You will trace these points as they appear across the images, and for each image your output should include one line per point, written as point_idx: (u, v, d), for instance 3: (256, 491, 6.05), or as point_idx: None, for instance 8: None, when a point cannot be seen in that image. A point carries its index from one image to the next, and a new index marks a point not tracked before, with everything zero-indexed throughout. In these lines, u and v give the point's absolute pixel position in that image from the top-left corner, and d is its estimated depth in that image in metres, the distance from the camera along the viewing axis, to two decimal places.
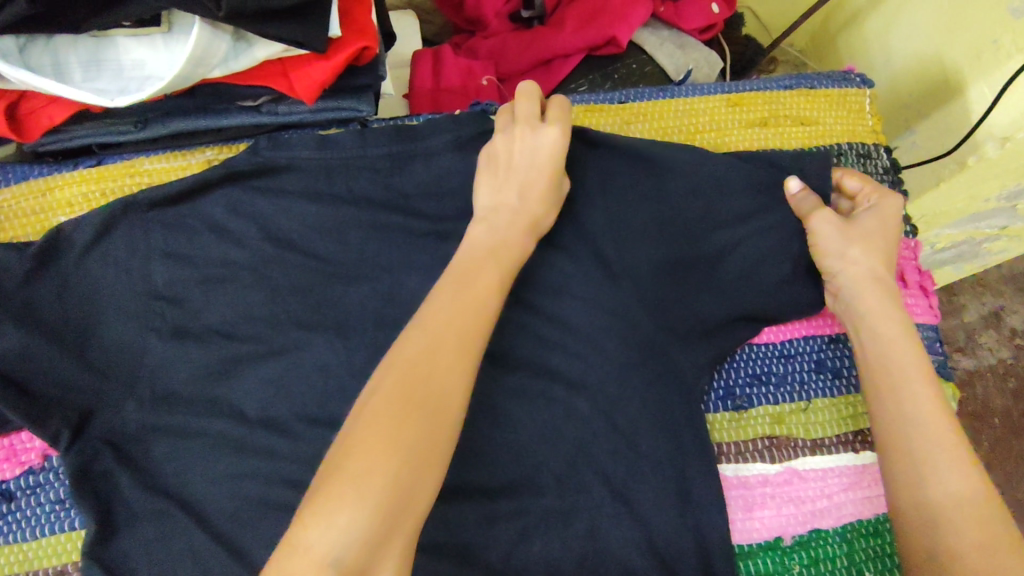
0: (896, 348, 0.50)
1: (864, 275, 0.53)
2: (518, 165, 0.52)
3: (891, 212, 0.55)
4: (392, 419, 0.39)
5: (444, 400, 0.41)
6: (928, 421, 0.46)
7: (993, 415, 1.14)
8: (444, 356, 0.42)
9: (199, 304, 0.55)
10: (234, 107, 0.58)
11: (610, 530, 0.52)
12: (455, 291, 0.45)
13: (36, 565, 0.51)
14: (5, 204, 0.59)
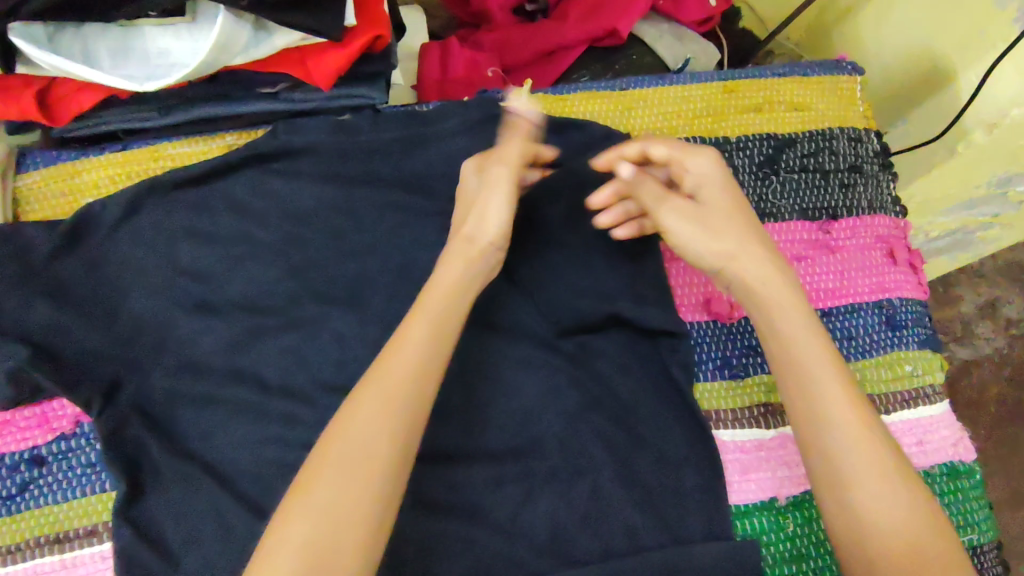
0: (799, 328, 0.47)
1: (758, 259, 0.49)
2: (469, 189, 0.55)
3: (718, 174, 0.52)
4: (318, 491, 0.41)
5: (371, 460, 0.42)
6: (839, 412, 0.44)
7: (989, 402, 1.17)
8: (371, 424, 0.43)
9: (221, 281, 0.58)
10: (253, 95, 0.61)
11: (613, 491, 0.55)
12: (389, 356, 0.46)
13: (68, 525, 0.53)
14: (35, 187, 0.62)
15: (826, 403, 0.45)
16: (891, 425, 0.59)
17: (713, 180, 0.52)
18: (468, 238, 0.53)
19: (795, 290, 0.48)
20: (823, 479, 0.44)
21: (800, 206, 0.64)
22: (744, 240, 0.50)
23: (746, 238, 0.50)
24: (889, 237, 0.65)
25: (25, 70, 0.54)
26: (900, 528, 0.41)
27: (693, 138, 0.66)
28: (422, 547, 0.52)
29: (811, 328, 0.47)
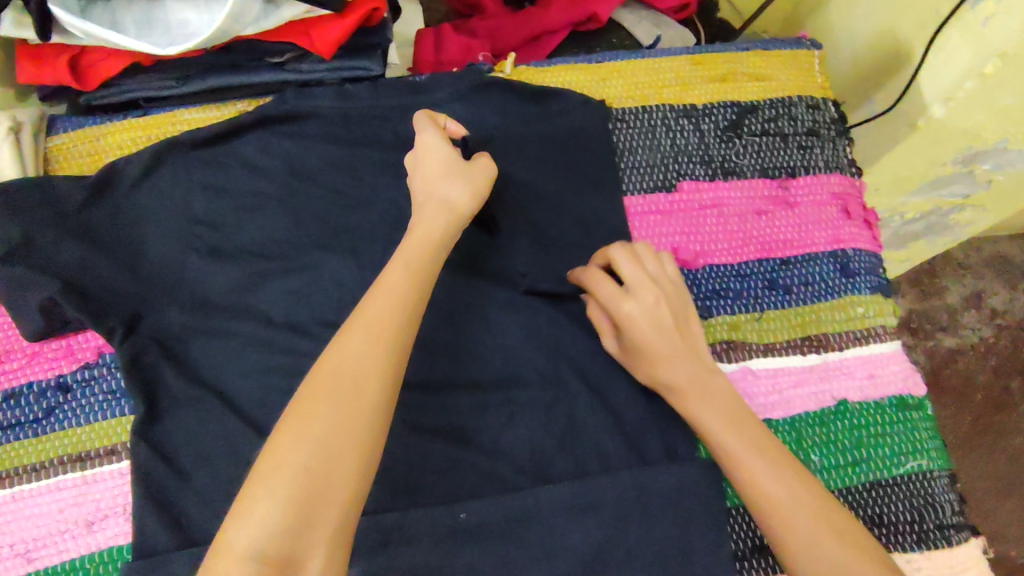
0: (726, 438, 0.53)
1: (677, 377, 0.56)
2: (435, 170, 0.57)
3: (641, 320, 0.56)
4: (311, 419, 0.43)
5: (363, 389, 0.45)
6: (775, 513, 0.49)
7: (975, 389, 1.22)
8: (359, 356, 0.46)
9: (232, 231, 0.64)
10: (263, 65, 0.68)
11: (586, 417, 0.60)
12: (377, 293, 0.50)
13: (89, 446, 0.59)
14: (66, 147, 0.68)
15: (760, 510, 0.50)
16: (844, 360, 0.64)
17: (638, 325, 0.56)
18: (443, 201, 0.56)
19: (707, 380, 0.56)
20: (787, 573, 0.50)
21: (760, 166, 0.70)
22: (669, 377, 0.56)
23: (667, 369, 0.56)
24: (844, 195, 0.70)
25: (59, 39, 0.61)
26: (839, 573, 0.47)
27: (663, 105, 0.71)
28: (412, 464, 0.57)
29: (735, 433, 0.53)
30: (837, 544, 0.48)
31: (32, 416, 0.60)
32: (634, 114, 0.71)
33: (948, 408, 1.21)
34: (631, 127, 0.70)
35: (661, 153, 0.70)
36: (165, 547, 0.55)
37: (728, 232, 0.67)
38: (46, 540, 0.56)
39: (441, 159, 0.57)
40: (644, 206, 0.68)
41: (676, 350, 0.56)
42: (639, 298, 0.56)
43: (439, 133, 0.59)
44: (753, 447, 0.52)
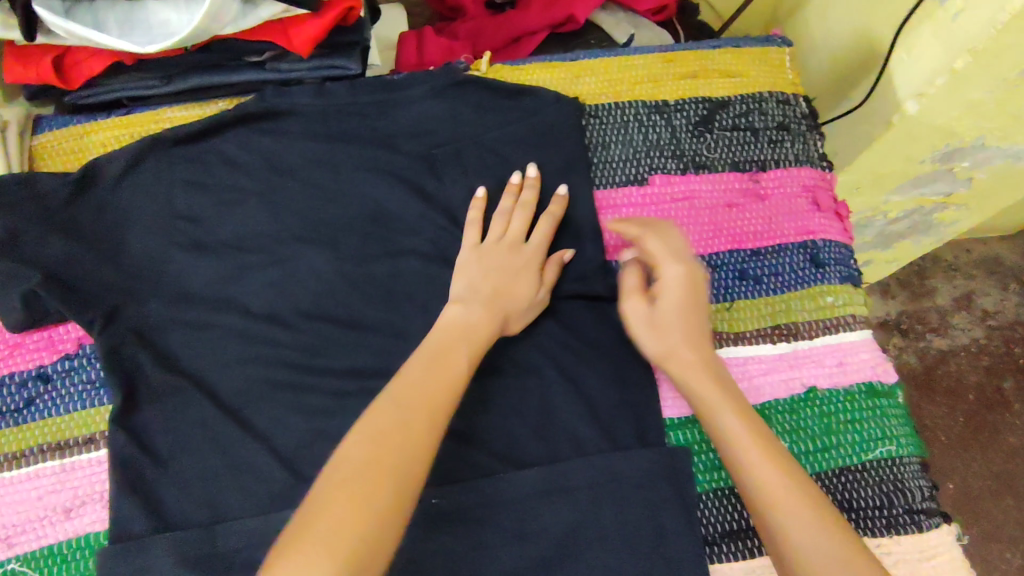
0: (725, 419, 0.55)
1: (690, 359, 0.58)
2: (519, 277, 0.61)
3: (682, 283, 0.59)
4: (370, 483, 0.45)
5: (411, 455, 0.48)
6: (770, 491, 0.50)
7: (967, 389, 1.23)
8: (405, 437, 0.48)
9: (214, 227, 0.66)
10: (243, 65, 0.70)
11: (558, 404, 0.61)
12: (428, 363, 0.53)
13: (69, 434, 0.60)
14: (51, 145, 0.69)
15: (759, 490, 0.51)
16: (813, 348, 0.65)
17: (675, 291, 0.59)
18: (493, 294, 0.60)
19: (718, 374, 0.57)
20: (778, 564, 0.50)
21: (731, 160, 0.71)
22: (686, 350, 0.58)
23: (684, 344, 0.58)
24: (814, 187, 0.71)
25: (43, 41, 0.63)
26: None
27: (636, 101, 0.73)
28: None
29: (734, 410, 0.55)
30: (830, 527, 0.48)
31: (13, 406, 0.61)
32: (607, 110, 0.72)
33: (940, 408, 1.22)
34: (604, 123, 0.72)
35: (633, 148, 0.71)
36: (142, 534, 0.55)
37: (699, 223, 0.68)
38: (24, 526, 0.57)
39: (509, 256, 0.62)
40: (615, 199, 0.69)
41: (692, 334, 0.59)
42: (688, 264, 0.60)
43: (539, 237, 0.64)
44: (748, 428, 0.54)
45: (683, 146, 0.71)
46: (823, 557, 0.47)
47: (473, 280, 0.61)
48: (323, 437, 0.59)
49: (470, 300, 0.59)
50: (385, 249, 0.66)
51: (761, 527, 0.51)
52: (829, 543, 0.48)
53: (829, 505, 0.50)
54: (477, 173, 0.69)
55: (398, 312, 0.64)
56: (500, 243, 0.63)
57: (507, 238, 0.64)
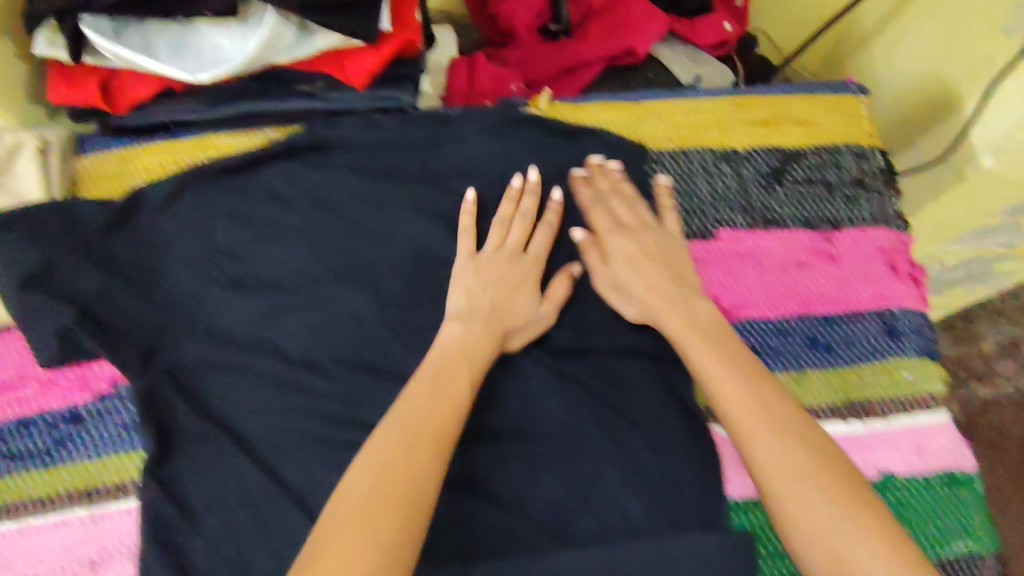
0: (696, 351, 0.54)
1: (655, 292, 0.59)
2: (518, 295, 0.59)
3: (620, 247, 0.61)
4: (373, 521, 0.42)
5: (415, 487, 0.44)
6: (739, 417, 0.49)
7: (1012, 443, 1.16)
8: (413, 465, 0.45)
9: (254, 264, 0.63)
10: (293, 92, 0.67)
11: (609, 476, 0.57)
12: (430, 386, 0.51)
13: (97, 481, 0.57)
14: (91, 169, 0.67)
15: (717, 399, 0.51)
16: (889, 429, 0.60)
17: (621, 252, 0.61)
18: (493, 313, 0.57)
19: (686, 301, 0.58)
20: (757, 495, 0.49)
21: (803, 217, 0.67)
22: (651, 297, 0.59)
23: (643, 291, 0.59)
24: (891, 249, 0.67)
25: (92, 60, 0.61)
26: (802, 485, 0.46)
27: (702, 148, 0.69)
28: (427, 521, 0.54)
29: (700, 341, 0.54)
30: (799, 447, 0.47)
31: (40, 448, 0.58)
32: (671, 156, 0.68)
33: (983, 464, 1.15)
34: (668, 170, 0.68)
35: (699, 198, 0.67)
36: None
37: (768, 283, 0.64)
38: None
39: (507, 272, 0.60)
40: None
41: (650, 276, 0.60)
42: (629, 232, 0.62)
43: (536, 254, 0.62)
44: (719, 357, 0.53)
45: (751, 198, 0.67)
46: (791, 479, 0.46)
47: (471, 293, 0.58)
48: None
49: (470, 318, 0.56)
50: (430, 296, 0.63)
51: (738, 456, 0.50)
52: (796, 463, 0.47)
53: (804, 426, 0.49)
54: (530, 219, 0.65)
55: None
56: (499, 258, 0.61)
57: (506, 248, 0.61)
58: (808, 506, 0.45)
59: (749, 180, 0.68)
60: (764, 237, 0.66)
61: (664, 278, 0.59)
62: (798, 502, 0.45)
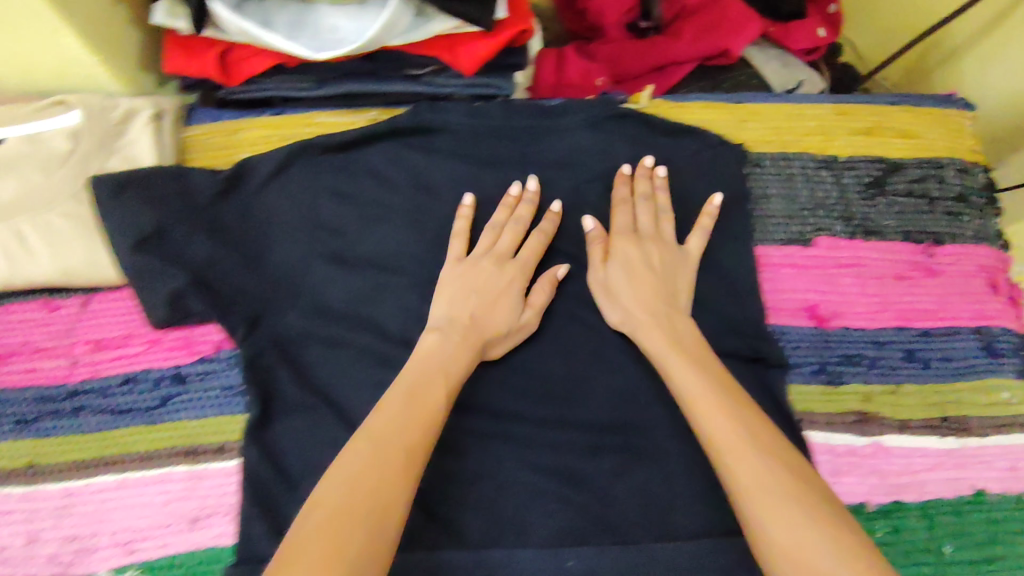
0: (684, 376, 0.53)
1: (649, 312, 0.58)
2: (498, 304, 0.59)
3: (625, 247, 0.61)
4: (342, 529, 0.40)
5: (385, 496, 0.43)
6: (722, 436, 0.48)
7: None
8: (384, 483, 0.44)
9: (357, 242, 0.65)
10: (400, 76, 0.68)
11: (698, 475, 0.58)
12: (405, 397, 0.50)
13: (200, 440, 0.59)
14: (199, 138, 0.68)
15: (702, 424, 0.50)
16: (983, 447, 0.60)
17: (624, 258, 0.61)
18: (467, 322, 0.57)
19: (673, 325, 0.57)
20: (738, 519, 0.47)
21: (904, 229, 0.66)
22: (640, 310, 0.58)
23: (635, 301, 0.59)
24: (990, 268, 0.66)
25: (211, 32, 0.62)
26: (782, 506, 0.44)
27: (804, 154, 0.68)
28: (524, 502, 0.56)
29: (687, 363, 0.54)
30: (780, 467, 0.46)
31: (146, 404, 0.60)
32: (771, 161, 0.68)
33: None
34: (768, 174, 0.67)
35: (799, 204, 0.66)
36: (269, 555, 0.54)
37: (865, 294, 0.64)
38: (149, 532, 0.56)
39: (489, 279, 0.60)
40: (776, 257, 0.65)
41: (648, 288, 0.59)
42: (639, 239, 0.62)
43: (521, 265, 0.61)
44: (704, 378, 0.53)
45: (852, 208, 0.67)
46: (773, 497, 0.44)
47: (454, 300, 0.58)
48: (457, 477, 0.57)
49: (447, 330, 0.56)
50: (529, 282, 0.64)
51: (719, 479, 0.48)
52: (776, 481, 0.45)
53: (784, 450, 0.48)
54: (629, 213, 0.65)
55: (541, 352, 0.62)
56: (482, 265, 0.60)
57: (495, 253, 0.61)
58: (789, 523, 0.43)
59: (850, 190, 0.67)
60: (865, 247, 0.65)
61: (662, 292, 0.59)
62: (777, 519, 0.43)
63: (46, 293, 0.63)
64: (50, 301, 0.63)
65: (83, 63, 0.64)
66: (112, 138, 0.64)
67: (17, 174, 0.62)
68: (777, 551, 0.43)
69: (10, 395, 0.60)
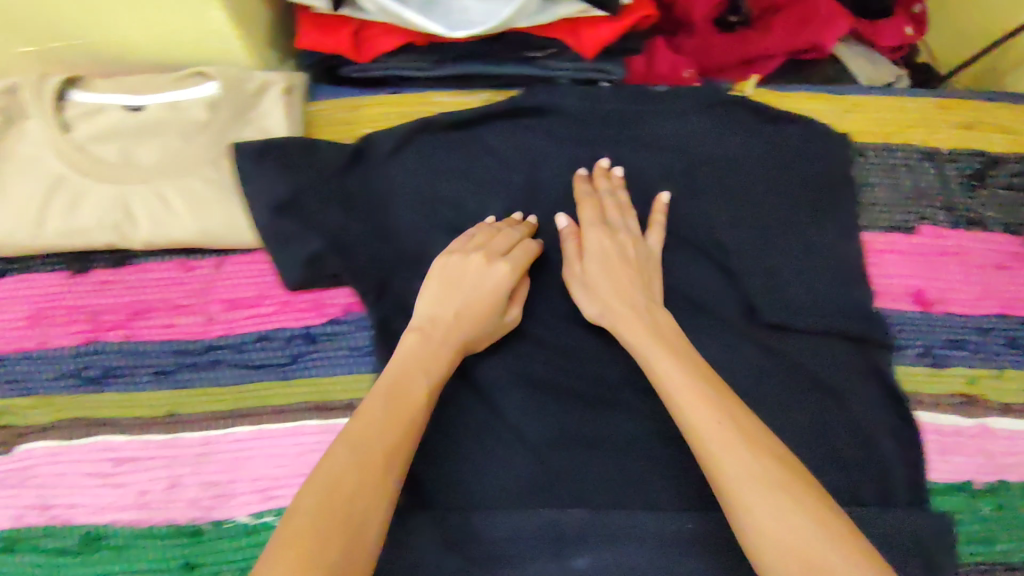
0: (665, 369, 0.52)
1: (631, 308, 0.57)
2: (490, 305, 0.58)
3: (599, 243, 0.61)
4: (321, 536, 0.41)
5: (363, 500, 0.44)
6: (706, 433, 0.48)
7: None
8: (363, 485, 0.44)
9: (473, 217, 0.67)
10: (517, 58, 0.71)
11: (809, 449, 0.60)
12: (387, 397, 0.50)
13: (330, 396, 0.62)
14: (323, 113, 0.72)
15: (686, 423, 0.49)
16: None
17: (598, 251, 0.61)
18: (451, 320, 0.57)
19: (654, 320, 0.57)
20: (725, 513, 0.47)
21: (1006, 221, 0.68)
22: (616, 301, 0.58)
23: (614, 297, 0.58)
24: None
25: (348, 10, 0.65)
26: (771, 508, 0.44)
27: (907, 145, 0.70)
28: (639, 468, 0.60)
29: (670, 356, 0.53)
30: (767, 460, 0.46)
31: (278, 360, 0.63)
32: (877, 151, 0.70)
33: None
34: (872, 163, 0.69)
35: (904, 193, 0.68)
36: (399, 507, 0.58)
37: (970, 282, 0.66)
38: (286, 481, 0.60)
39: (481, 277, 0.58)
40: (883, 244, 0.67)
41: (627, 284, 0.59)
42: (609, 232, 0.61)
43: (512, 262, 0.60)
44: (685, 372, 0.52)
45: (955, 199, 0.69)
46: (762, 492, 0.44)
47: (440, 299, 0.58)
48: (577, 439, 0.61)
49: (429, 330, 0.56)
50: None
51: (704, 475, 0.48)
52: (765, 474, 0.45)
53: (773, 443, 0.48)
54: (739, 196, 0.67)
55: None
56: (470, 262, 0.59)
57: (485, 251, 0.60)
58: (776, 517, 0.43)
59: (952, 182, 0.69)
60: (969, 238, 0.67)
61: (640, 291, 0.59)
62: (769, 512, 0.43)
63: (182, 254, 0.66)
64: (185, 262, 0.66)
65: (219, 37, 0.68)
66: (248, 108, 0.67)
67: (162, 140, 0.66)
68: (769, 550, 0.43)
69: (150, 348, 0.63)
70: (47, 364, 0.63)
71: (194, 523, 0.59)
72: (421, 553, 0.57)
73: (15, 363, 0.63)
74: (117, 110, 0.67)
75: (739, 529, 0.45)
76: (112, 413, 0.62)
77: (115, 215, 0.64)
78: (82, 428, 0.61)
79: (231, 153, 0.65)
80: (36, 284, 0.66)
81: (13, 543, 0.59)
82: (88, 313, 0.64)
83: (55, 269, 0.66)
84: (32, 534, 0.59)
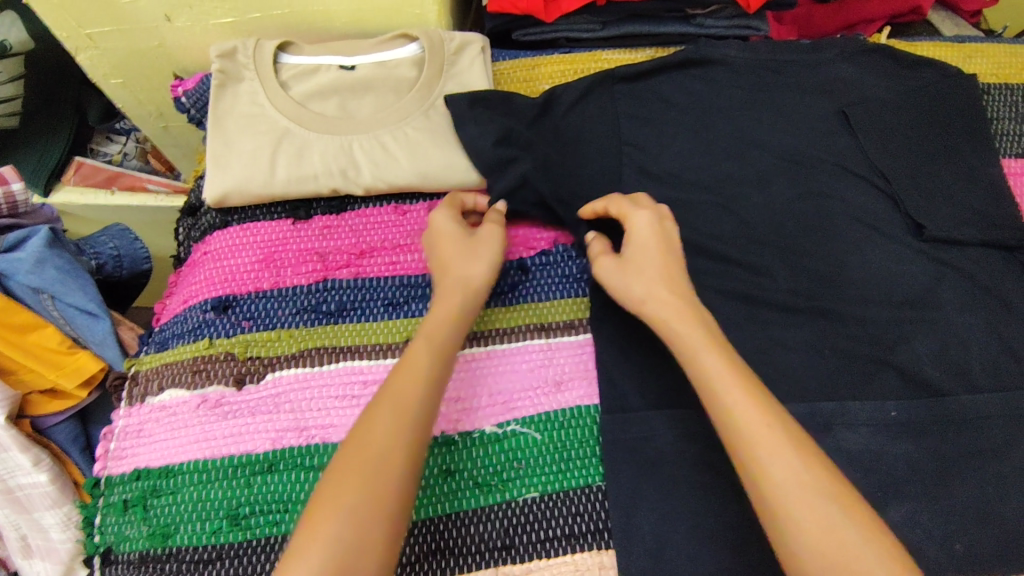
0: (709, 365, 0.54)
1: (666, 303, 0.59)
2: (464, 245, 0.64)
3: (652, 232, 0.64)
4: (342, 488, 0.48)
5: (382, 452, 0.50)
6: (752, 435, 0.50)
7: None
8: (376, 440, 0.50)
9: (658, 157, 0.74)
10: (674, 18, 0.80)
11: (981, 341, 0.67)
12: (397, 367, 0.56)
13: (552, 318, 0.69)
14: (506, 72, 0.80)
15: (728, 423, 0.52)
16: None
17: (636, 244, 0.63)
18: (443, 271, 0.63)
19: (688, 312, 0.59)
20: (758, 509, 0.50)
21: None
22: (661, 291, 0.60)
23: (661, 286, 0.60)
24: None
25: None
26: (801, 512, 0.47)
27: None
28: (844, 366, 0.66)
29: (719, 357, 0.55)
30: (814, 465, 0.49)
31: (500, 290, 0.71)
32: (998, 89, 0.81)
33: None
34: (996, 99, 0.80)
35: None
36: (637, 408, 0.64)
37: None
38: (523, 393, 0.65)
39: (444, 228, 0.66)
40: (1017, 167, 0.78)
41: (657, 274, 0.61)
42: (654, 221, 0.65)
43: (446, 211, 0.68)
44: (733, 375, 0.54)
45: None
46: (807, 497, 0.47)
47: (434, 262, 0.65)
48: (779, 345, 0.67)
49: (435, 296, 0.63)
50: (813, 193, 0.73)
51: (741, 472, 0.51)
52: (811, 479, 0.48)
53: (806, 443, 0.51)
54: (890, 130, 0.75)
55: (832, 246, 0.71)
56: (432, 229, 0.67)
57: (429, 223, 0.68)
58: (821, 520, 0.46)
59: None
60: None
61: (676, 282, 0.61)
62: (808, 514, 0.47)
63: (395, 200, 0.74)
64: (400, 207, 0.74)
65: (418, 3, 0.74)
66: (449, 66, 0.74)
67: (375, 94, 0.73)
68: (805, 545, 0.46)
69: (380, 282, 0.70)
70: (283, 301, 0.69)
71: (445, 434, 0.63)
72: (669, 445, 0.62)
73: (253, 302, 0.69)
74: (332, 69, 0.73)
75: (776, 529, 0.48)
76: (351, 341, 0.67)
77: (340, 161, 0.70)
78: (325, 355, 0.66)
79: (445, 105, 0.73)
80: (259, 232, 0.72)
81: (275, 463, 0.62)
82: (316, 254, 0.71)
83: (276, 218, 0.73)
84: (293, 452, 0.62)
